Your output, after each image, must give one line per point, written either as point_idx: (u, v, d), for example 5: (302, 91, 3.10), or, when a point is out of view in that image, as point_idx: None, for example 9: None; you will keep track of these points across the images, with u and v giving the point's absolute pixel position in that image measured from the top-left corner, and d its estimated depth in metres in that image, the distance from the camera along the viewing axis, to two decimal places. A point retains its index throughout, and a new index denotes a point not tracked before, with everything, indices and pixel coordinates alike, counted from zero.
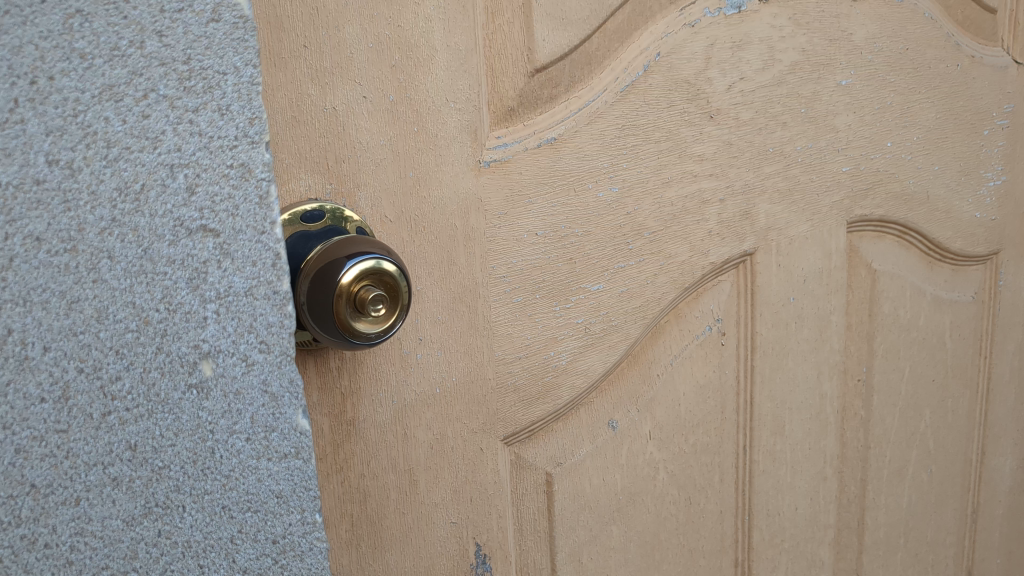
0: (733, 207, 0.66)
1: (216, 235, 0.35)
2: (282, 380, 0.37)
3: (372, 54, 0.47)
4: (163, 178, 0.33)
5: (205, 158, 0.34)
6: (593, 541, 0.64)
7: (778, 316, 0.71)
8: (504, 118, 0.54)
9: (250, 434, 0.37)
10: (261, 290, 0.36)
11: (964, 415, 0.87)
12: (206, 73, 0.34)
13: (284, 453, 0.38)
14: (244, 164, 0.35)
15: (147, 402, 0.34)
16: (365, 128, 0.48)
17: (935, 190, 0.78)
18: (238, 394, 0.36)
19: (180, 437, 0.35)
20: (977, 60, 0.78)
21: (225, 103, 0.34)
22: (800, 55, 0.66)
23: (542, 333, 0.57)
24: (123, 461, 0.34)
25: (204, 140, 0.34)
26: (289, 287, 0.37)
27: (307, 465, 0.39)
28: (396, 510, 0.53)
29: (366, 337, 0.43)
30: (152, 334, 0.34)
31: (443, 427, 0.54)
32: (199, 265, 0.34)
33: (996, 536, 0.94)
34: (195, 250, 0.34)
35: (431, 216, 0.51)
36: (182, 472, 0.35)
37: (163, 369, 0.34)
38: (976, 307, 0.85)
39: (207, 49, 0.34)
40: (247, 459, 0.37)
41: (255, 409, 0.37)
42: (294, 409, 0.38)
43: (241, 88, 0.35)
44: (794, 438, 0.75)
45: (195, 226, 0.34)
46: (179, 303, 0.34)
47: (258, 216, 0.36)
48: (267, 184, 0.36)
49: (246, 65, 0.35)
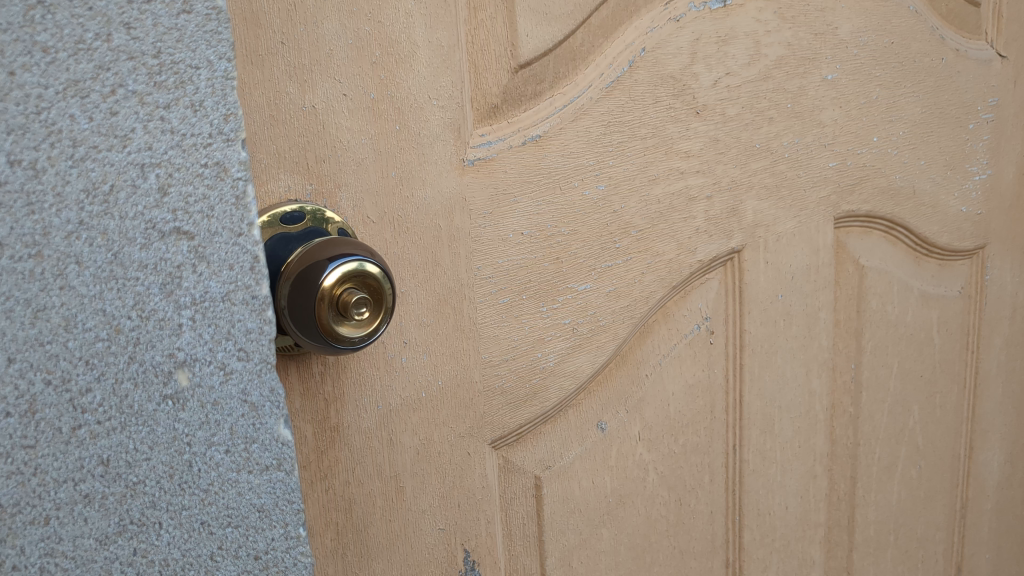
0: (720, 203, 0.65)
1: (190, 237, 0.33)
2: (262, 389, 0.36)
3: (352, 50, 0.46)
4: (134, 178, 0.32)
5: (178, 157, 0.33)
6: (584, 545, 0.63)
7: (766, 313, 0.70)
8: (487, 116, 0.53)
9: (230, 446, 0.36)
10: (239, 295, 0.35)
11: (952, 410, 0.87)
12: (178, 68, 0.32)
13: (265, 465, 0.37)
14: (219, 163, 0.34)
15: (120, 414, 0.33)
16: (345, 126, 0.46)
17: (921, 185, 0.78)
18: (215, 404, 0.35)
19: (155, 450, 0.34)
20: (961, 53, 0.77)
21: (198, 99, 0.33)
22: (786, 49, 0.66)
23: (529, 334, 0.56)
24: (95, 477, 0.33)
25: (176, 139, 0.33)
26: (268, 290, 0.36)
27: (290, 477, 0.37)
28: (383, 517, 0.52)
29: (350, 341, 0.42)
30: (124, 343, 0.32)
31: (430, 431, 0.53)
32: (173, 270, 0.33)
33: (985, 531, 0.94)
34: (168, 254, 0.33)
35: (415, 216, 0.50)
36: (157, 487, 0.34)
37: (136, 380, 0.33)
38: (963, 302, 0.85)
39: (178, 42, 0.32)
40: (227, 472, 0.36)
41: (234, 419, 0.36)
42: (275, 419, 0.37)
43: (215, 83, 0.33)
44: (785, 436, 0.74)
45: (169, 229, 0.33)
46: (152, 311, 0.33)
47: (235, 218, 0.35)
48: (243, 184, 0.35)
49: (220, 59, 0.33)
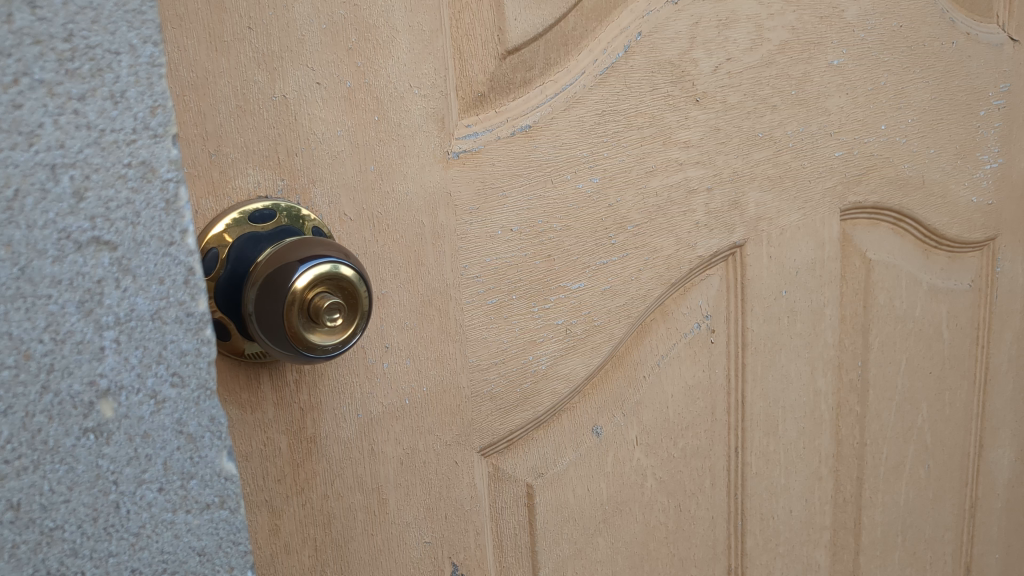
0: (721, 196, 0.62)
1: (112, 248, 0.27)
2: (201, 418, 0.30)
3: (326, 36, 0.43)
4: (43, 181, 0.26)
5: (96, 157, 0.26)
6: (579, 554, 0.60)
7: (770, 310, 0.67)
8: (473, 105, 0.49)
9: (164, 483, 0.29)
10: (172, 312, 0.29)
11: (962, 407, 0.84)
12: (94, 54, 0.26)
13: (206, 503, 0.30)
14: (145, 163, 0.28)
15: (32, 451, 0.26)
16: (320, 117, 0.43)
17: (930, 174, 0.75)
18: (145, 437, 0.29)
19: (74, 491, 0.27)
20: (972, 37, 0.74)
21: (119, 89, 0.27)
22: (790, 34, 0.62)
23: (519, 336, 0.53)
24: (3, 524, 0.26)
25: (93, 135, 0.26)
26: (207, 306, 0.29)
27: (235, 515, 0.31)
28: (364, 532, 0.49)
29: (323, 349, 0.39)
30: (35, 370, 0.26)
31: (414, 440, 0.50)
32: (92, 285, 0.27)
33: (995, 531, 0.91)
34: (86, 267, 0.27)
35: (397, 213, 0.47)
36: (79, 533, 0.28)
37: (49, 413, 0.26)
38: (972, 295, 0.82)
39: (94, 23, 0.26)
40: (161, 513, 0.29)
41: (167, 452, 0.29)
42: (217, 451, 0.30)
43: (139, 71, 0.27)
44: (789, 438, 0.72)
45: (86, 239, 0.27)
46: (68, 332, 0.27)
47: (166, 225, 0.28)
48: (174, 186, 0.28)
49: (145, 43, 0.27)
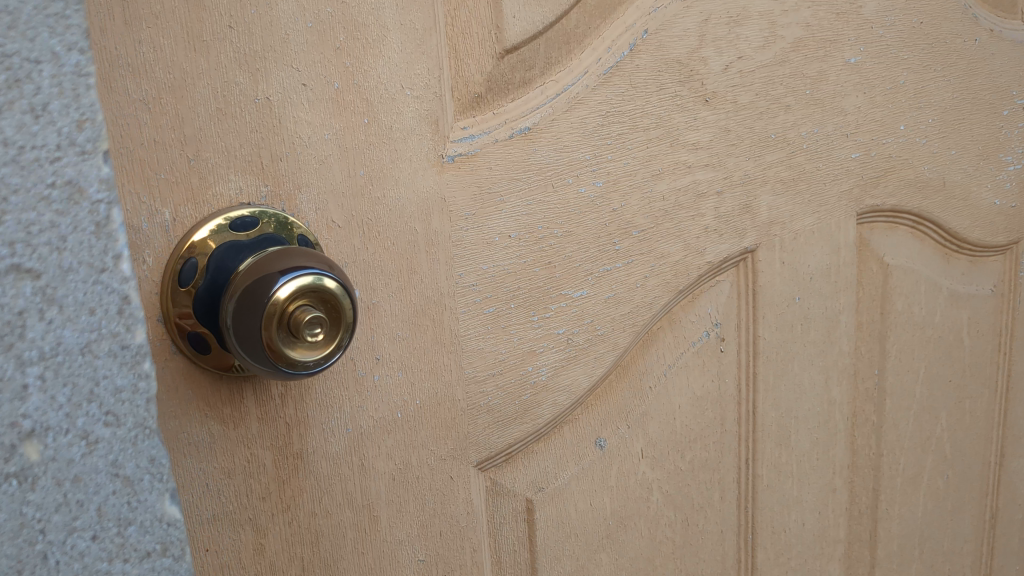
0: (732, 199, 0.59)
1: (35, 276, 0.24)
2: (139, 459, 0.27)
3: (312, 35, 0.41)
4: None
5: (13, 176, 0.23)
6: (581, 571, 0.58)
7: (782, 318, 0.65)
8: (470, 106, 0.47)
9: (97, 532, 0.26)
10: (104, 346, 0.25)
11: (983, 416, 0.81)
12: (8, 62, 0.23)
13: (145, 552, 0.27)
14: (71, 182, 0.24)
15: None
16: (306, 120, 0.41)
17: (951, 176, 0.72)
18: (75, 481, 0.25)
19: None
20: (997, 34, 0.71)
21: (39, 100, 0.24)
22: (805, 31, 0.60)
23: (518, 347, 0.51)
24: None
25: (9, 151, 0.23)
26: (144, 336, 0.26)
27: (179, 565, 0.28)
28: (355, 550, 0.47)
29: (302, 365, 0.37)
30: None
31: (407, 455, 0.48)
32: (10, 317, 0.23)
33: (1015, 542, 0.88)
34: (4, 297, 0.23)
35: (388, 219, 0.45)
36: None
37: None
38: (995, 301, 0.79)
39: (8, 27, 0.23)
40: (94, 565, 0.26)
41: (102, 498, 0.26)
42: (158, 495, 0.27)
43: (64, 80, 0.24)
44: (802, 449, 0.69)
45: (2, 266, 0.23)
46: None
47: (95, 250, 0.25)
48: (106, 208, 0.25)
49: (68, 50, 0.24)
